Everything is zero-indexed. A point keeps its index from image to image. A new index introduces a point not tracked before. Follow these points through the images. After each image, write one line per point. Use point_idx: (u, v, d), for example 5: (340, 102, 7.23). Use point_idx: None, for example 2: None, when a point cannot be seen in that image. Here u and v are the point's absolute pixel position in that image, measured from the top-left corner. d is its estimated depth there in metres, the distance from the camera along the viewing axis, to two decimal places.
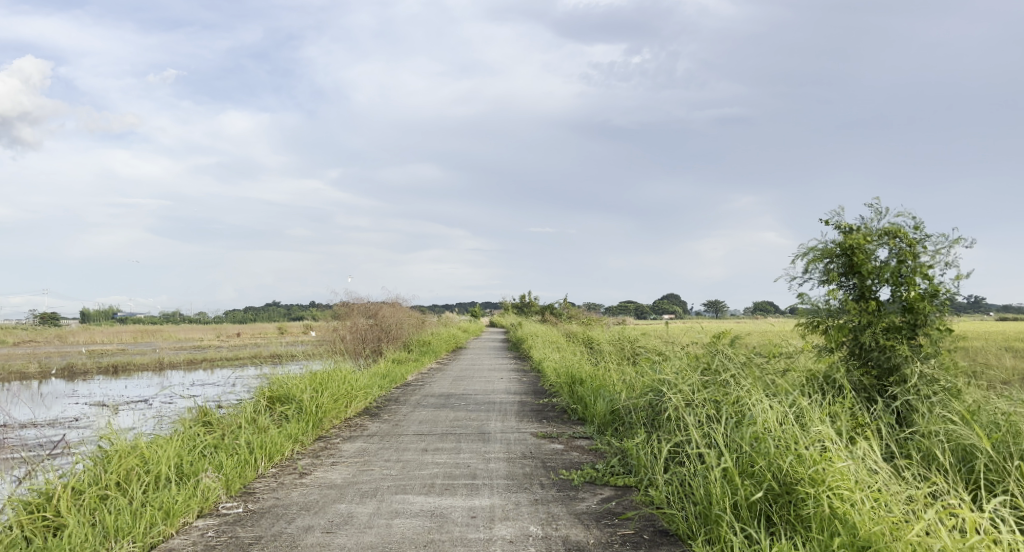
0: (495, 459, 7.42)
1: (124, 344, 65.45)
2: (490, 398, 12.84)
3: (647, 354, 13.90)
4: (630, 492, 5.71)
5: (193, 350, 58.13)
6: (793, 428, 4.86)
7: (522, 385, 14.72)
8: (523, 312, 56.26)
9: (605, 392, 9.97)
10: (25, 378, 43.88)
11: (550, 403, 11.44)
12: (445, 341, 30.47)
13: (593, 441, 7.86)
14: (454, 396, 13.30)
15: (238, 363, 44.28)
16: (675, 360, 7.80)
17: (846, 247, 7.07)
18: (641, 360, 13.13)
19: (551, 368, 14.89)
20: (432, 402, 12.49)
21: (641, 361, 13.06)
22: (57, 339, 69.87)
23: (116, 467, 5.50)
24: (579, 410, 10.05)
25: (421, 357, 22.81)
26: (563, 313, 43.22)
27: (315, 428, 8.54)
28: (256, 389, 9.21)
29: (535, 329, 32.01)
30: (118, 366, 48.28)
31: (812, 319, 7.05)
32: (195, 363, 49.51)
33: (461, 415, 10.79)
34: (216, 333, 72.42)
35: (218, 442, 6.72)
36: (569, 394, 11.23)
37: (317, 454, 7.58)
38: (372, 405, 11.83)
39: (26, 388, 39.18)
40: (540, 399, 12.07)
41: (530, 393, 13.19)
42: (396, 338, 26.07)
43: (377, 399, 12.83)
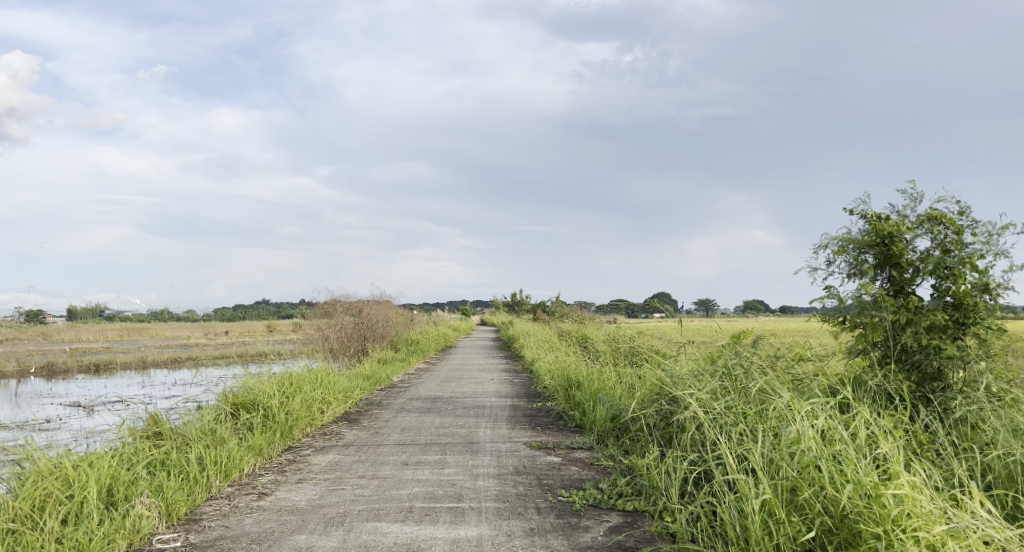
0: (484, 475, 6.53)
1: (110, 342, 64.47)
2: (481, 402, 11.98)
3: (649, 355, 13.05)
4: (642, 519, 4.85)
5: (179, 348, 57.17)
6: (844, 449, 4.02)
7: (514, 387, 13.88)
8: (515, 311, 55.35)
9: (605, 398, 9.11)
10: (5, 376, 42.90)
11: (544, 409, 10.61)
12: (434, 340, 29.60)
13: (594, 455, 7.00)
14: (441, 400, 12.43)
15: (224, 361, 43.39)
16: (687, 363, 6.93)
17: (880, 236, 6.21)
18: (643, 363, 12.27)
19: (545, 369, 14.07)
20: (417, 406, 11.63)
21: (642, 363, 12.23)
22: (42, 336, 68.80)
23: (29, 493, 4.64)
24: (576, 417, 9.19)
25: (409, 357, 21.95)
26: (555, 311, 42.44)
27: (282, 438, 7.66)
28: (220, 394, 8.33)
29: (527, 328, 31.21)
30: (101, 364, 47.29)
31: (844, 317, 6.22)
32: (180, 362, 48.56)
33: (447, 421, 9.90)
34: (203, 331, 71.29)
35: (163, 460, 5.85)
36: (565, 398, 10.38)
37: (282, 470, 6.69)
38: (352, 409, 10.97)
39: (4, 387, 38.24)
40: (533, 404, 11.19)
41: (523, 396, 12.32)
42: (384, 336, 25.24)
43: (359, 403, 11.97)
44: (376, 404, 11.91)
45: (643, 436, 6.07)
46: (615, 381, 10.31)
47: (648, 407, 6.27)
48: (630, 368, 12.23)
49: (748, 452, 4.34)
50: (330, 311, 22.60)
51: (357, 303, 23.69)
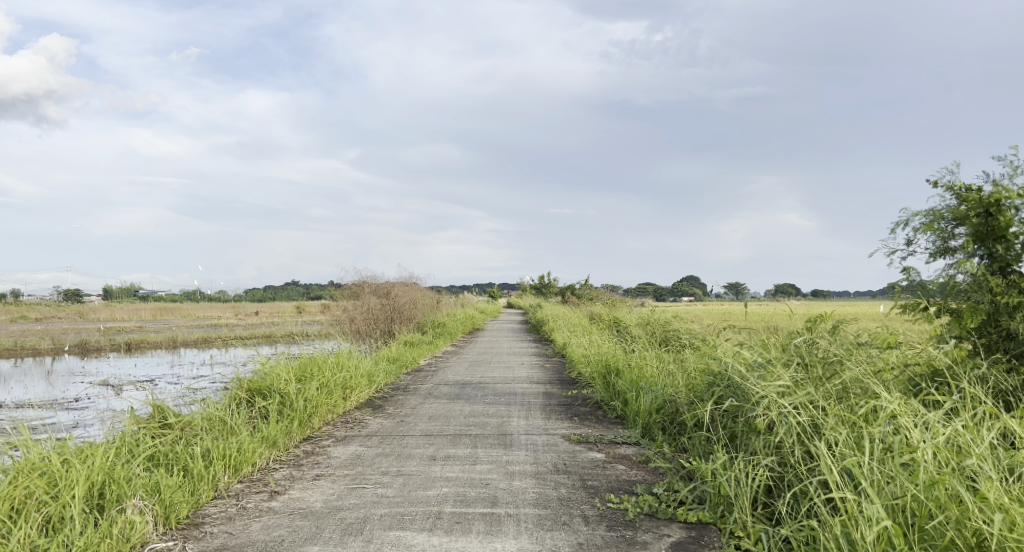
0: (520, 474, 5.86)
1: (143, 321, 65.29)
2: (512, 388, 11.32)
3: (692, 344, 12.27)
4: (709, 534, 4.19)
5: (209, 328, 57.48)
6: (975, 467, 3.39)
7: (547, 373, 13.22)
8: (542, 294, 54.65)
9: (650, 388, 8.40)
10: (38, 354, 43.39)
11: (581, 397, 9.94)
12: (461, 322, 29.04)
13: (644, 453, 6.33)
14: (470, 385, 11.81)
15: (252, 342, 43.43)
16: (749, 351, 6.18)
17: (983, 206, 5.46)
18: (687, 351, 11.50)
19: (578, 354, 13.38)
20: (445, 392, 11.03)
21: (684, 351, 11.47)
22: (77, 314, 69.85)
23: (5, 494, 4.11)
24: (618, 407, 8.50)
25: (435, 339, 21.42)
26: (584, 294, 41.72)
27: (300, 428, 7.10)
28: (234, 379, 7.78)
29: (556, 311, 30.56)
30: (132, 343, 47.66)
31: (934, 302, 5.46)
32: (209, 341, 48.77)
33: (478, 410, 9.27)
34: (232, 312, 71.75)
35: (165, 454, 5.29)
36: (603, 386, 9.68)
37: (299, 464, 6.09)
38: (377, 395, 10.41)
39: (37, 365, 38.64)
40: (568, 391, 10.50)
41: (556, 382, 11.65)
42: (411, 318, 24.73)
43: (384, 387, 11.41)
44: (402, 389, 11.33)
45: (702, 434, 5.40)
46: (659, 370, 9.59)
47: (708, 400, 5.58)
48: (670, 356, 11.50)
49: (849, 462, 3.71)
50: (357, 292, 22.09)
51: (383, 284, 23.16)
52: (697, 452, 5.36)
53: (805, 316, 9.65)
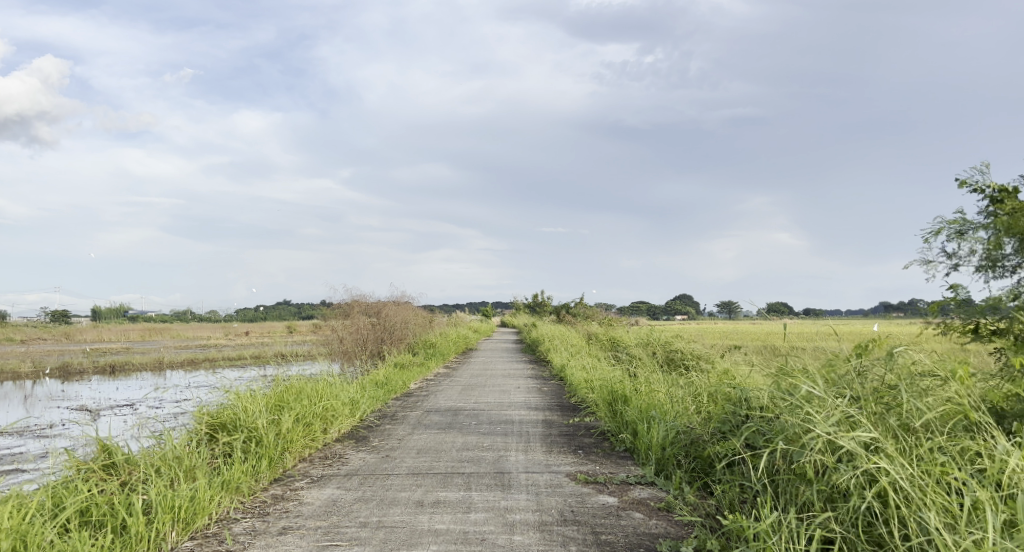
0: (521, 525, 5.05)
1: (129, 342, 64.14)
2: (509, 416, 10.48)
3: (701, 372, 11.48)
4: None
5: (196, 349, 56.28)
6: None
7: (545, 397, 12.42)
8: (537, 313, 53.80)
9: (663, 419, 7.67)
10: (19, 377, 42.24)
11: (584, 427, 9.15)
12: (454, 342, 28.15)
13: (667, 499, 5.60)
14: (464, 412, 10.98)
15: (239, 363, 42.35)
16: (785, 380, 5.46)
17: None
18: (697, 379, 10.71)
19: (578, 378, 12.61)
20: (436, 421, 10.21)
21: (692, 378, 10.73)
22: (63, 335, 68.59)
23: None
24: (627, 439, 7.75)
25: (427, 361, 20.53)
26: (579, 313, 40.98)
27: (271, 468, 6.28)
28: (197, 412, 6.94)
29: (551, 330, 29.77)
30: (117, 365, 46.45)
31: (988, 321, 5.52)
32: (196, 363, 47.61)
33: (472, 441, 8.44)
34: (222, 333, 70.53)
35: (99, 507, 4.46)
36: (608, 414, 8.91)
37: (266, 512, 5.24)
38: (361, 425, 9.58)
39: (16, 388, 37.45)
40: (570, 420, 9.67)
41: (556, 409, 10.83)
42: (401, 338, 23.84)
43: (370, 416, 10.58)
44: (390, 418, 10.48)
45: (738, 480, 4.69)
46: (670, 400, 8.81)
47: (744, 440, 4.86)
48: (678, 384, 10.69)
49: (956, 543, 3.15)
50: (345, 313, 21.18)
51: (372, 303, 22.28)
52: (733, 504, 4.65)
53: (827, 339, 8.88)
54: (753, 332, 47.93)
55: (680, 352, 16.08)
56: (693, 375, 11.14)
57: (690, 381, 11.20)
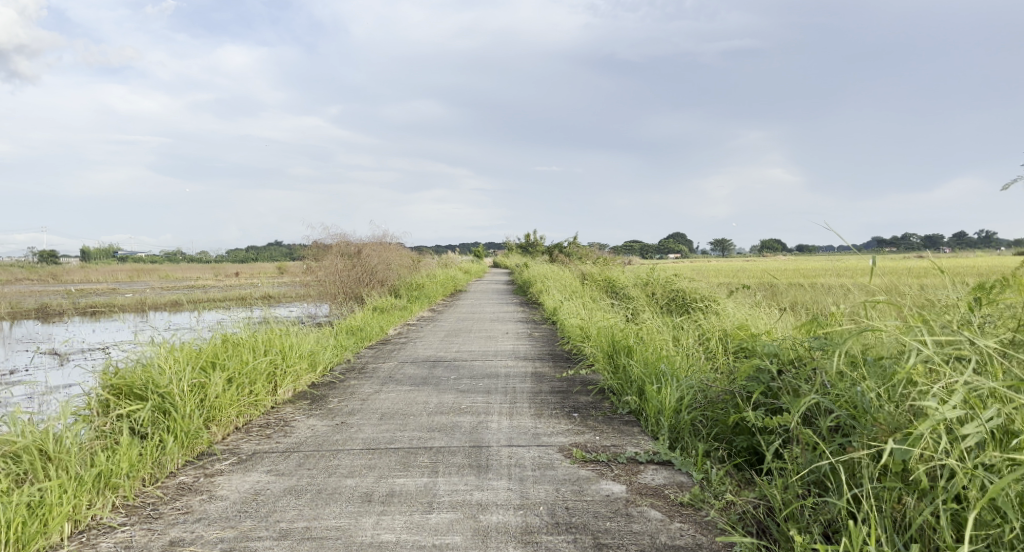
0: (496, 535, 3.74)
1: (115, 283, 62.77)
2: (494, 368, 9.16)
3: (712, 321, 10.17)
4: None
5: (182, 290, 54.95)
6: None
7: (536, 345, 11.15)
8: (529, 252, 52.54)
9: (678, 380, 6.35)
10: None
11: (580, 382, 7.86)
12: (441, 284, 26.88)
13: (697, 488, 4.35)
14: (442, 364, 9.63)
15: (225, 305, 41.06)
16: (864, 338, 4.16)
17: None
18: (709, 330, 9.39)
19: (573, 325, 11.32)
20: (410, 375, 8.92)
21: (705, 329, 9.40)
22: (47, 275, 67.00)
23: None
24: (633, 402, 6.46)
25: (409, 304, 19.26)
26: (573, 252, 39.66)
27: (183, 447, 4.94)
28: (100, 372, 5.55)
29: (545, 270, 28.46)
30: (98, 307, 45.08)
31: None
32: (181, 304, 46.36)
33: (448, 403, 7.12)
34: (210, 273, 69.05)
35: None
36: (609, 367, 7.61)
37: (155, 516, 3.93)
38: (322, 380, 8.25)
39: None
40: (563, 374, 8.36)
41: (548, 359, 9.52)
42: (385, 280, 22.50)
43: (336, 368, 9.27)
44: (357, 372, 9.14)
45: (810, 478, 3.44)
46: (682, 355, 7.53)
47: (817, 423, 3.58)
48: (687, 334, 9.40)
49: None
50: (321, 252, 19.89)
51: (351, 243, 20.87)
52: (803, 511, 3.40)
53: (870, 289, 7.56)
54: (750, 271, 46.82)
55: (681, 295, 14.79)
56: (704, 323, 9.83)
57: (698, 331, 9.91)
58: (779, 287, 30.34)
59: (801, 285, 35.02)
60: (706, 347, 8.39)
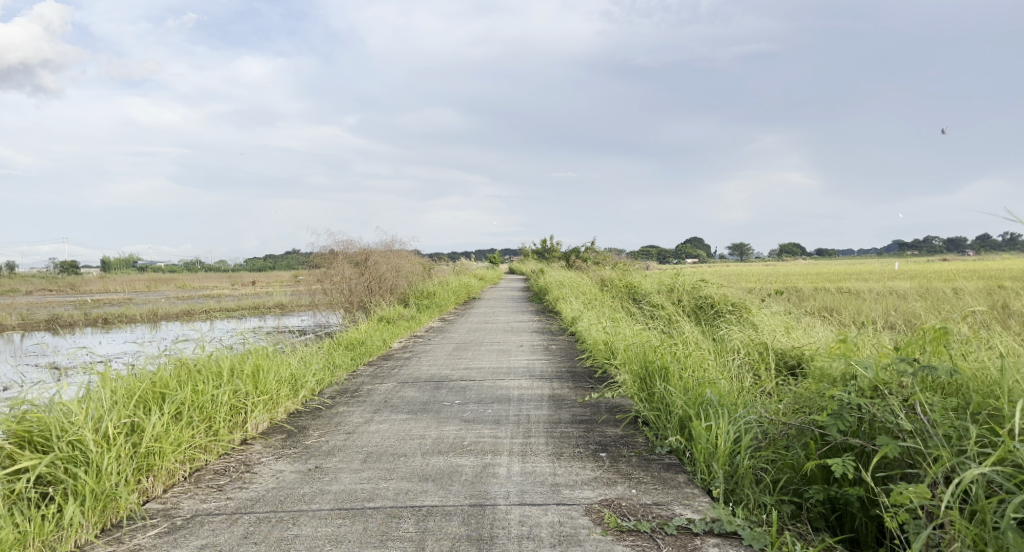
0: None
1: (131, 292, 62.32)
2: (505, 390, 7.96)
3: (753, 340, 8.93)
4: None
5: (194, 299, 54.16)
6: None
7: (553, 361, 9.96)
8: (545, 258, 51.43)
9: (735, 416, 5.13)
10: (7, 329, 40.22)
11: (606, 408, 6.64)
12: (453, 291, 25.72)
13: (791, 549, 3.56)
14: (446, 385, 8.45)
15: (237, 314, 40.14)
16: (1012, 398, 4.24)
17: None
18: (755, 358, 8.14)
19: (595, 338, 10.14)
20: (408, 398, 7.77)
21: (751, 354, 8.17)
22: (68, 286, 66.84)
23: None
24: (676, 440, 5.22)
25: (417, 314, 18.14)
26: (589, 257, 38.46)
27: (90, 517, 3.79)
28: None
29: (562, 276, 27.27)
30: (109, 318, 44.28)
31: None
32: (192, 314, 45.52)
33: (447, 437, 5.95)
34: (225, 282, 68.51)
35: None
36: (643, 392, 6.40)
37: None
38: (303, 407, 7.10)
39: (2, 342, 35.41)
40: (585, 398, 7.14)
41: (567, 379, 8.30)
42: (394, 288, 21.39)
43: (325, 391, 8.13)
44: (349, 395, 7.98)
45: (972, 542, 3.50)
46: (728, 383, 6.29)
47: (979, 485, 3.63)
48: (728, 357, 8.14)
49: None
50: (328, 258, 18.90)
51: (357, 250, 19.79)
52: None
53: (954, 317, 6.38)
54: (774, 276, 45.33)
55: (711, 302, 13.52)
56: (747, 345, 8.58)
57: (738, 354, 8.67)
58: (806, 292, 28.93)
59: (829, 290, 33.56)
60: (754, 376, 7.16)
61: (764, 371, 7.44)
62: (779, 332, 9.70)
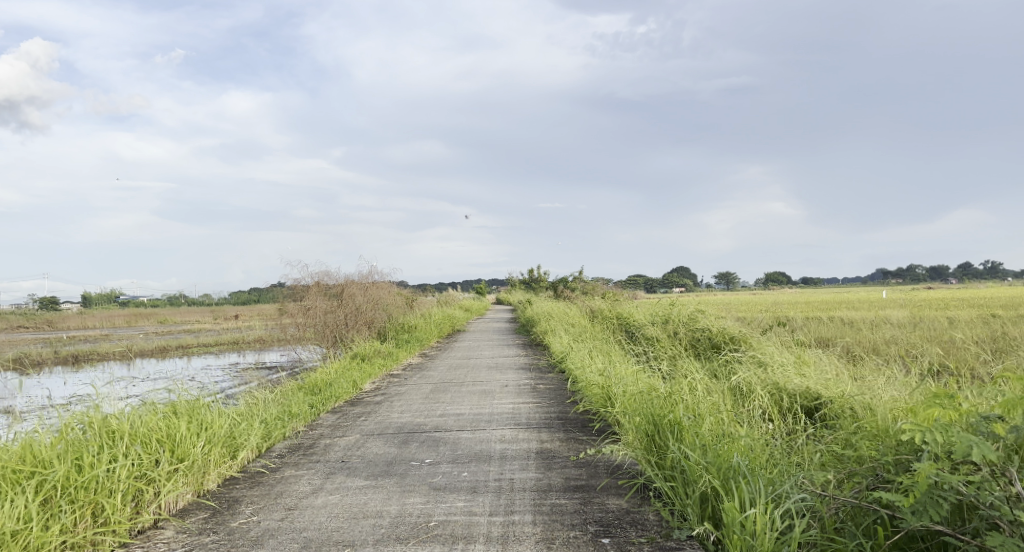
0: None
1: (108, 328, 60.61)
2: (485, 445, 6.78)
3: (768, 385, 7.81)
4: None
5: (173, 334, 52.57)
6: None
7: (541, 405, 8.80)
8: (531, 289, 50.57)
9: (773, 493, 4.01)
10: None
11: (606, 472, 5.47)
12: (436, 324, 24.60)
13: None
14: (417, 439, 7.26)
15: (214, 350, 38.64)
16: None
17: None
18: (774, 408, 7.00)
19: (588, 380, 9.01)
20: (370, 456, 6.57)
21: (770, 406, 7.06)
22: (45, 322, 65.04)
23: None
24: (701, 524, 4.09)
25: (395, 349, 16.92)
26: (577, 287, 37.47)
27: None
28: None
29: (550, 307, 26.21)
30: (82, 355, 42.59)
31: None
32: (168, 349, 43.92)
33: (409, 516, 4.76)
34: (207, 316, 66.91)
35: None
36: (650, 451, 5.25)
37: None
38: (239, 473, 5.88)
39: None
40: (580, 456, 5.97)
41: (557, 429, 7.13)
42: (373, 322, 20.25)
43: (275, 449, 6.93)
44: (302, 453, 6.77)
45: None
46: (756, 443, 5.13)
47: None
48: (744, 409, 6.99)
49: None
50: (303, 290, 17.81)
51: (332, 281, 18.59)
52: None
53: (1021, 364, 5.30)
54: (765, 304, 44.47)
55: (710, 336, 12.45)
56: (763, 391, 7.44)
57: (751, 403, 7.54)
58: (801, 322, 28.00)
59: (823, 318, 32.67)
60: (779, 431, 6.02)
61: (790, 427, 6.28)
62: (796, 373, 8.59)
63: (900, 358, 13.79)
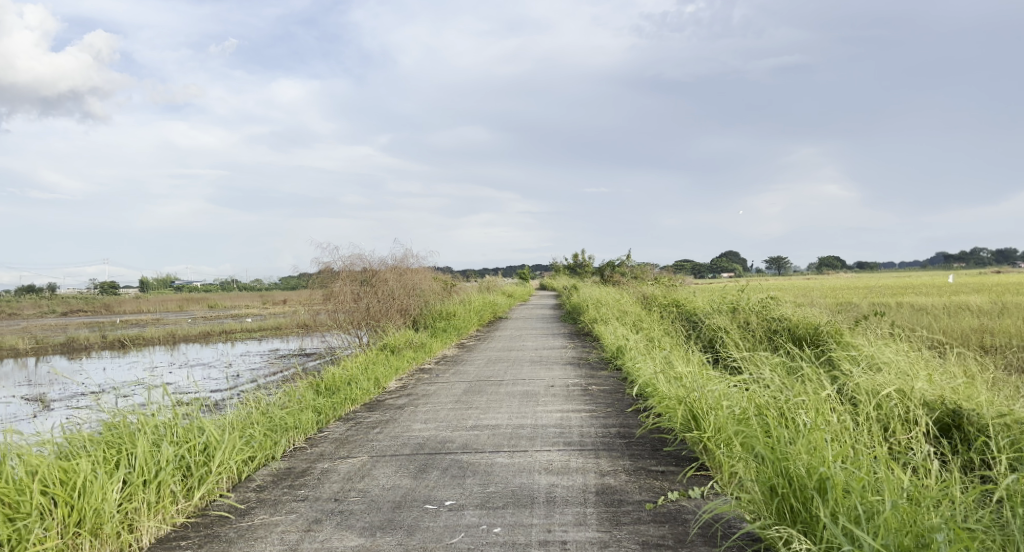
0: None
1: (155, 313, 60.62)
2: (527, 478, 5.06)
3: (897, 395, 5.95)
4: None
5: (217, 320, 52.14)
6: None
7: (596, 415, 7.03)
8: (577, 273, 48.68)
9: None
10: (23, 352, 38.42)
11: (704, 538, 3.72)
12: (476, 310, 23.01)
13: None
14: (439, 464, 5.58)
15: (254, 336, 37.64)
16: None
17: None
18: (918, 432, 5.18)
19: (656, 386, 7.24)
20: (372, 492, 4.90)
21: (912, 429, 5.24)
22: (97, 306, 65.52)
23: None
24: None
25: (429, 339, 15.34)
26: (626, 271, 35.46)
27: None
28: None
29: (598, 293, 24.39)
30: (125, 340, 42.04)
31: None
32: (210, 335, 43.26)
33: None
34: (253, 301, 66.64)
35: None
36: (780, 517, 3.50)
37: None
38: (187, 521, 4.31)
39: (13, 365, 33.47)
40: (662, 506, 4.22)
41: (622, 457, 5.37)
42: (408, 308, 18.74)
43: (252, 477, 5.34)
44: (288, 485, 5.14)
45: None
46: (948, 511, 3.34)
47: None
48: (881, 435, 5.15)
49: None
50: (333, 276, 16.43)
51: (364, 265, 17.04)
52: None
53: None
54: (825, 290, 41.81)
55: (792, 327, 10.55)
56: (895, 406, 5.60)
57: (881, 423, 5.69)
58: (870, 309, 25.65)
59: (893, 305, 30.11)
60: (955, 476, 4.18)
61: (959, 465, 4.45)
62: (923, 375, 6.73)
63: (1014, 356, 11.67)
